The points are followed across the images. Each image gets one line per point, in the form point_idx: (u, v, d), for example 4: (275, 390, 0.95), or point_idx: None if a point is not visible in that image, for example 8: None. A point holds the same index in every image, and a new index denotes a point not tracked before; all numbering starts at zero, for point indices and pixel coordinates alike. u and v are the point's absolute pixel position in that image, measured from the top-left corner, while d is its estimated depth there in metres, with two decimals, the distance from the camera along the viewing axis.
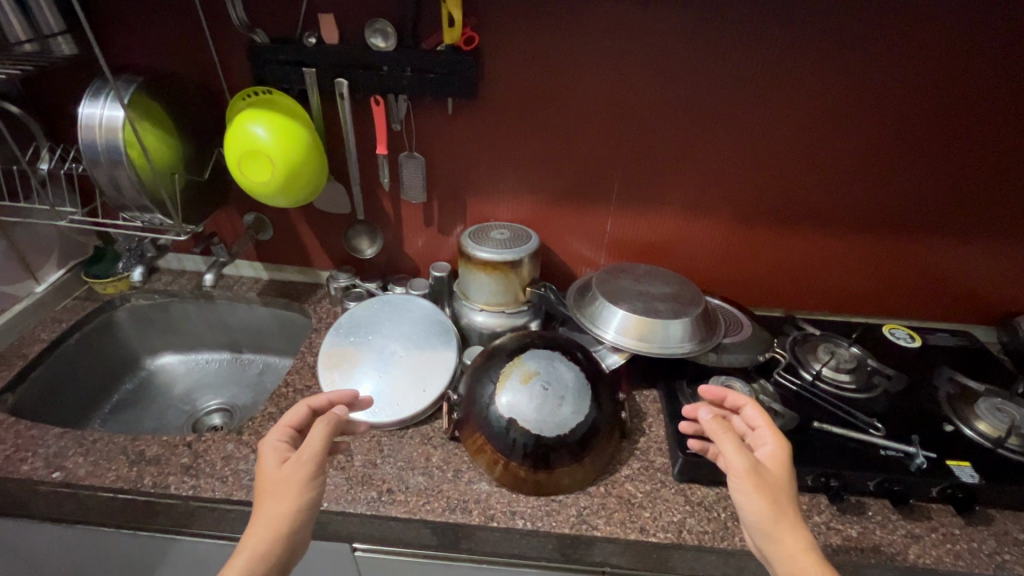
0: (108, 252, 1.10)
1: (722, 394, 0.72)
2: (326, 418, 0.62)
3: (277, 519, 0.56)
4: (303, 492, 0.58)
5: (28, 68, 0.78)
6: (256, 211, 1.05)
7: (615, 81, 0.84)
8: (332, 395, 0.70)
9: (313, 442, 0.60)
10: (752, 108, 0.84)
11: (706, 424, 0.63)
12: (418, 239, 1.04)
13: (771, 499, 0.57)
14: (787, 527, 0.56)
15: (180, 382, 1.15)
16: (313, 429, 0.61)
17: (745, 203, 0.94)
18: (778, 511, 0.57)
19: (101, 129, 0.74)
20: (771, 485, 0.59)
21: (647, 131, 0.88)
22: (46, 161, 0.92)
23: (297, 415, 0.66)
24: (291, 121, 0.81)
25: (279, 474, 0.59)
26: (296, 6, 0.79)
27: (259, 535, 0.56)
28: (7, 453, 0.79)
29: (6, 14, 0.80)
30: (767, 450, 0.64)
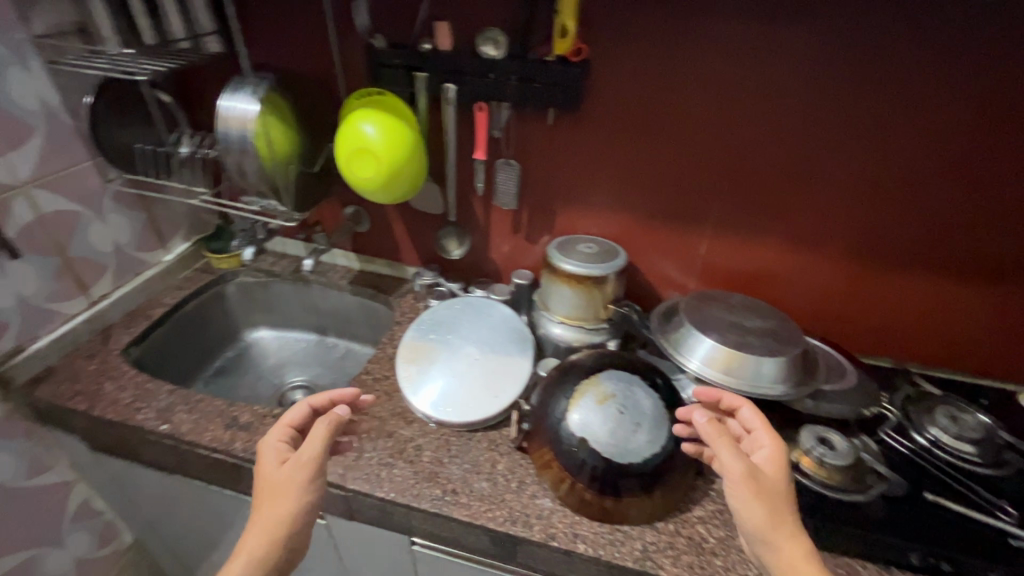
0: (226, 230, 1.21)
1: (717, 396, 0.73)
2: (326, 420, 0.66)
3: (277, 519, 0.60)
4: (302, 492, 0.62)
5: (183, 62, 0.89)
6: (356, 204, 1.11)
7: (713, 99, 0.80)
8: (333, 395, 0.73)
9: (313, 443, 0.65)
10: (864, 134, 0.77)
11: (700, 425, 0.63)
12: (504, 245, 1.05)
13: (771, 507, 0.57)
14: (785, 531, 0.56)
15: (272, 356, 1.25)
16: (315, 431, 0.65)
17: (853, 238, 0.86)
18: (776, 513, 0.57)
19: (236, 122, 0.80)
20: (768, 488, 0.59)
21: (743, 151, 0.83)
22: (186, 145, 1.03)
23: (299, 416, 0.70)
24: (398, 121, 0.85)
25: (279, 474, 0.63)
26: (415, 12, 0.82)
27: (258, 535, 0.59)
28: (127, 401, 0.88)
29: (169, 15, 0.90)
30: (765, 453, 0.64)
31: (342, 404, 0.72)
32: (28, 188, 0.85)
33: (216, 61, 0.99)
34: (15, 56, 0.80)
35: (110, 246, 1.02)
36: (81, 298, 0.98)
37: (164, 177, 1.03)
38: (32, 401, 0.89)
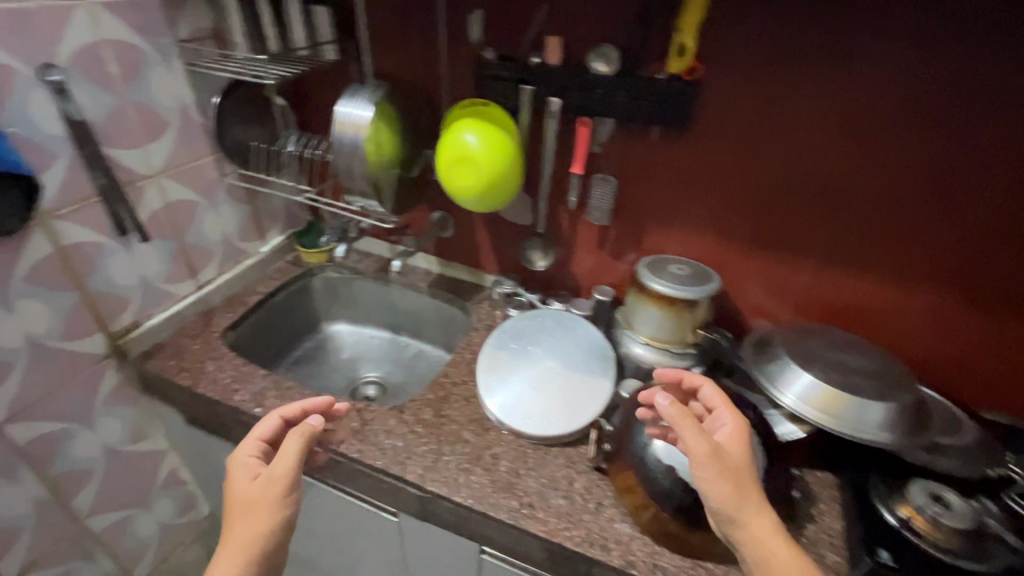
0: (317, 226, 1.27)
1: (679, 376, 0.77)
2: (298, 432, 0.70)
3: (253, 536, 0.64)
4: (278, 506, 0.66)
5: (303, 70, 0.93)
6: (443, 211, 1.13)
7: (793, 120, 0.77)
8: (305, 406, 0.77)
9: (286, 456, 0.69)
10: (987, 159, 0.70)
11: (665, 410, 0.64)
12: (588, 261, 1.04)
13: (735, 482, 0.61)
14: (751, 508, 0.60)
15: (347, 350, 1.29)
16: (287, 444, 0.69)
17: (969, 274, 0.77)
18: (738, 489, 0.61)
19: (350, 125, 0.82)
20: (732, 466, 0.62)
21: (821, 175, 0.80)
22: (292, 144, 1.09)
23: (269, 428, 0.75)
24: (501, 132, 0.86)
25: (256, 490, 0.67)
26: (528, 27, 0.84)
27: (237, 550, 0.63)
28: (226, 381, 0.93)
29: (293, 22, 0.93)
30: (726, 430, 0.67)
31: (315, 413, 0.75)
32: (158, 176, 0.93)
33: (331, 67, 1.02)
34: (161, 58, 0.88)
35: (219, 235, 1.09)
36: (190, 281, 1.06)
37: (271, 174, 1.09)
38: (141, 372, 0.96)
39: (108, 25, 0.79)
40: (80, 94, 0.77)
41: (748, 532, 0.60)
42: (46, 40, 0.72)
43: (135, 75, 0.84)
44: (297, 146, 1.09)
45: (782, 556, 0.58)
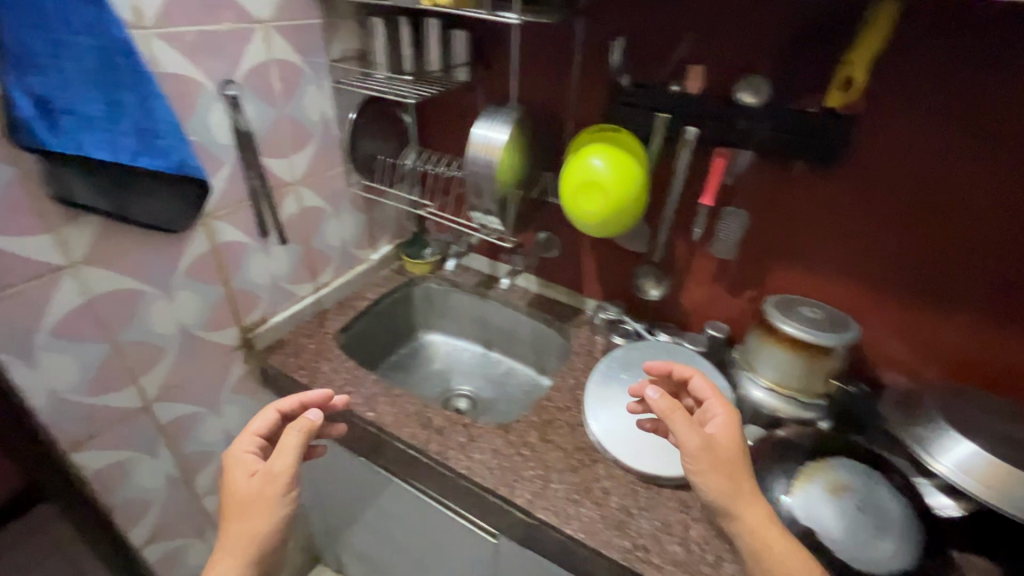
0: (421, 238, 1.30)
1: (668, 368, 0.76)
2: (296, 428, 0.69)
3: (251, 534, 0.64)
4: (275, 506, 0.66)
5: (438, 92, 0.95)
6: (548, 231, 1.11)
7: (948, 164, 0.70)
8: (302, 399, 0.77)
9: (285, 454, 0.67)
10: None
11: (656, 403, 0.65)
12: (703, 294, 1.00)
13: (728, 475, 0.62)
14: (746, 501, 0.62)
15: (439, 360, 1.31)
16: (286, 441, 0.68)
17: None
18: (729, 479, 0.62)
19: (485, 147, 0.84)
20: (720, 458, 0.63)
21: (918, 210, 0.75)
22: (411, 157, 1.13)
23: (266, 421, 0.74)
24: (631, 159, 0.85)
25: (252, 489, 0.66)
26: (670, 55, 0.82)
27: (236, 549, 0.64)
28: (340, 383, 0.97)
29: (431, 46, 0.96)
30: (717, 421, 0.67)
31: (310, 406, 0.75)
32: (298, 185, 0.99)
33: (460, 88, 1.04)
34: (314, 77, 0.94)
35: (339, 242, 1.15)
36: (309, 283, 1.10)
37: (385, 184, 1.13)
38: (264, 365, 1.01)
39: (278, 47, 0.85)
40: (249, 108, 0.84)
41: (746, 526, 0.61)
42: (230, 60, 0.79)
43: (292, 92, 0.91)
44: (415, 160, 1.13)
45: (778, 547, 0.60)
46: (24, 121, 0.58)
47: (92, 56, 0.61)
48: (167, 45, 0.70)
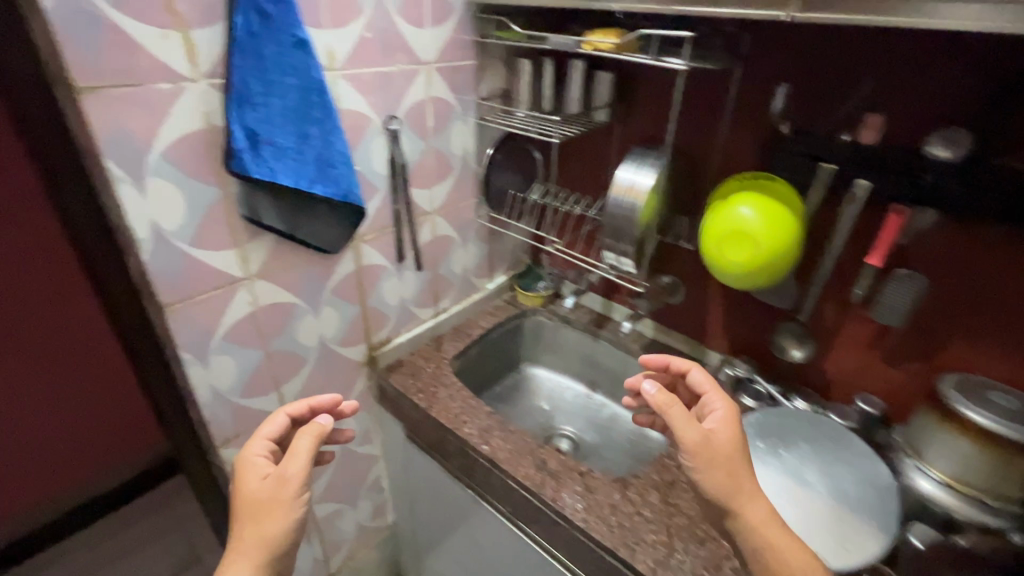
0: (536, 271, 1.30)
1: (667, 362, 0.77)
2: (310, 432, 0.69)
3: (265, 537, 0.63)
4: (289, 510, 0.65)
5: (579, 130, 0.93)
6: (675, 276, 1.05)
7: None
8: (311, 403, 0.76)
9: (299, 457, 0.67)
10: None
11: (658, 398, 0.66)
12: (855, 363, 0.89)
13: (728, 471, 0.63)
14: (747, 499, 0.62)
15: (543, 396, 1.28)
16: (301, 443, 0.68)
17: None
18: (727, 472, 0.63)
19: (628, 190, 0.82)
20: (717, 452, 0.64)
21: None
22: (536, 191, 1.13)
23: (277, 426, 0.73)
24: (785, 210, 0.79)
25: (265, 492, 0.65)
26: (843, 104, 0.76)
27: (249, 552, 0.62)
28: (456, 410, 0.97)
29: (573, 86, 0.95)
30: (717, 414, 0.68)
31: (318, 409, 0.75)
32: (434, 215, 1.03)
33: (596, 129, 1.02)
34: (462, 113, 0.98)
35: (461, 270, 1.17)
36: (431, 307, 1.13)
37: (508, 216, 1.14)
38: (384, 384, 1.05)
39: (436, 85, 0.90)
40: (405, 141, 0.89)
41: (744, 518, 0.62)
42: (394, 98, 0.84)
43: (442, 127, 0.95)
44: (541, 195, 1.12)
45: (780, 545, 0.61)
46: (236, 151, 0.64)
47: (294, 94, 0.67)
48: (347, 83, 0.76)
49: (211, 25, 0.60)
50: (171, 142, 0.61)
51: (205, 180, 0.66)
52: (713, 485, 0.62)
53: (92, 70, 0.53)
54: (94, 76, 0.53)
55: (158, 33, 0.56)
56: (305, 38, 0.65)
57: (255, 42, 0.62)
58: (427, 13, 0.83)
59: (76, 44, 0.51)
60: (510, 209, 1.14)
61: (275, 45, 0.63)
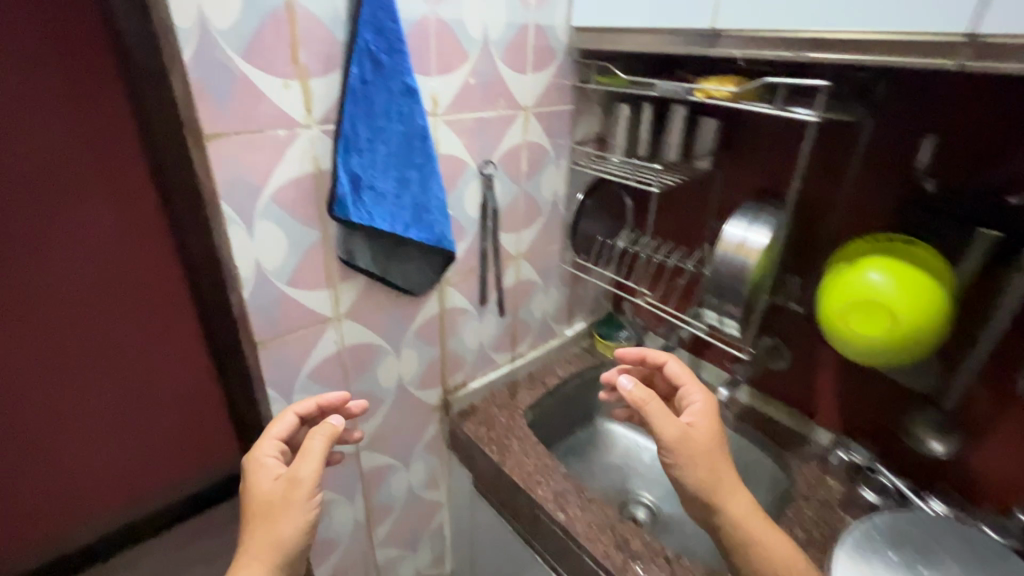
0: (616, 319, 1.22)
1: (643, 356, 0.81)
2: (319, 435, 0.67)
3: (280, 538, 0.62)
4: (298, 514, 0.63)
5: (680, 179, 0.87)
6: (778, 339, 0.93)
7: None
8: (318, 402, 0.73)
9: (311, 458, 0.66)
10: None
11: (637, 397, 0.70)
12: (1014, 466, 0.74)
13: (708, 465, 0.67)
14: (726, 491, 0.67)
15: (618, 454, 1.19)
16: (309, 447, 0.66)
17: None
18: (709, 468, 0.67)
19: (738, 247, 0.75)
20: (698, 446, 0.68)
21: None
22: (622, 241, 1.06)
23: (287, 425, 0.71)
24: (926, 275, 0.67)
25: (278, 494, 0.64)
26: (1008, 162, 0.65)
27: (263, 552, 0.62)
28: (530, 468, 0.91)
29: (674, 134, 0.90)
30: (696, 406, 0.73)
31: (326, 408, 0.72)
32: (519, 258, 1.00)
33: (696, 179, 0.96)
34: (556, 157, 0.95)
35: (541, 316, 1.13)
36: (507, 351, 1.09)
37: (591, 262, 1.07)
38: (456, 430, 1.01)
39: (533, 130, 0.88)
40: (498, 186, 0.88)
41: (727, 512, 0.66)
42: (492, 143, 0.83)
43: (534, 171, 0.92)
44: (629, 244, 1.05)
45: (761, 538, 0.66)
46: (340, 195, 0.64)
47: (398, 140, 0.66)
48: (448, 129, 0.76)
49: (328, 74, 0.61)
50: (281, 186, 0.62)
51: (308, 221, 0.66)
52: (698, 482, 0.66)
53: (219, 119, 0.55)
54: (220, 123, 0.55)
55: (281, 83, 0.58)
56: (414, 85, 0.64)
57: (367, 91, 0.62)
58: (530, 60, 0.82)
59: (207, 95, 0.54)
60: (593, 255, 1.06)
61: (386, 93, 0.63)
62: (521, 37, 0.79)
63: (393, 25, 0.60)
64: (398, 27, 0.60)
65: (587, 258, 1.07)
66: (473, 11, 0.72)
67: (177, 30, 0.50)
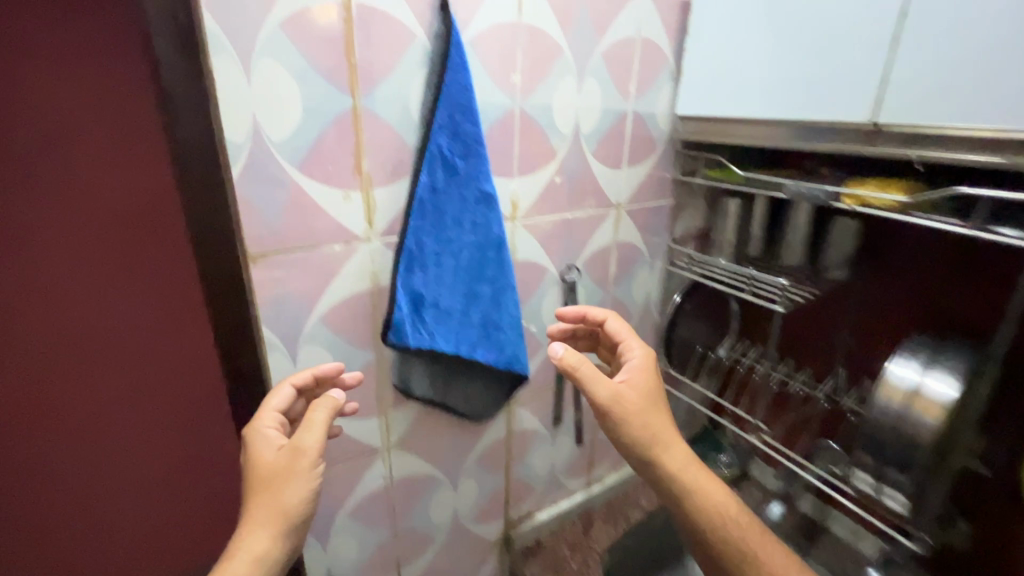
0: (712, 435, 0.98)
1: (580, 312, 0.63)
2: (322, 406, 0.49)
3: (274, 517, 0.45)
4: (297, 488, 0.46)
5: (811, 294, 0.70)
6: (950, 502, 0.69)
7: None
8: (320, 370, 0.52)
9: (309, 429, 0.48)
10: None
11: (566, 360, 0.55)
12: None
13: (648, 428, 0.53)
14: (676, 454, 0.53)
15: None
16: (310, 418, 0.48)
17: None
18: (644, 426, 0.53)
19: (908, 397, 0.56)
20: (631, 405, 0.54)
21: None
22: (725, 349, 0.89)
23: (282, 401, 0.51)
24: None
25: (275, 470, 0.47)
26: None
27: (250, 536, 0.44)
28: None
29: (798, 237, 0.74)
30: (634, 359, 0.58)
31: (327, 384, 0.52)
32: None
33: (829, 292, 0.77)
34: (651, 258, 0.82)
35: None
36: (582, 477, 0.92)
37: (686, 375, 0.90)
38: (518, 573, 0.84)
39: (626, 229, 0.76)
40: (582, 293, 0.75)
41: (669, 475, 0.52)
42: (577, 246, 0.71)
43: (625, 275, 0.79)
44: (733, 356, 0.88)
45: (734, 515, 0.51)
46: (397, 319, 0.54)
47: (468, 253, 0.56)
48: (528, 233, 0.65)
49: (395, 183, 0.53)
50: (332, 306, 0.54)
51: (361, 343, 0.57)
52: (632, 442, 0.53)
53: (266, 238, 0.48)
54: (268, 243, 0.48)
55: (341, 195, 0.50)
56: (491, 191, 0.55)
57: (436, 200, 0.53)
58: (626, 152, 0.71)
59: (255, 213, 0.46)
60: (690, 368, 0.90)
61: (458, 202, 0.54)
62: (617, 129, 0.69)
63: (471, 127, 0.51)
64: (478, 130, 0.52)
65: (682, 370, 0.90)
66: (566, 104, 0.62)
67: (228, 145, 0.44)
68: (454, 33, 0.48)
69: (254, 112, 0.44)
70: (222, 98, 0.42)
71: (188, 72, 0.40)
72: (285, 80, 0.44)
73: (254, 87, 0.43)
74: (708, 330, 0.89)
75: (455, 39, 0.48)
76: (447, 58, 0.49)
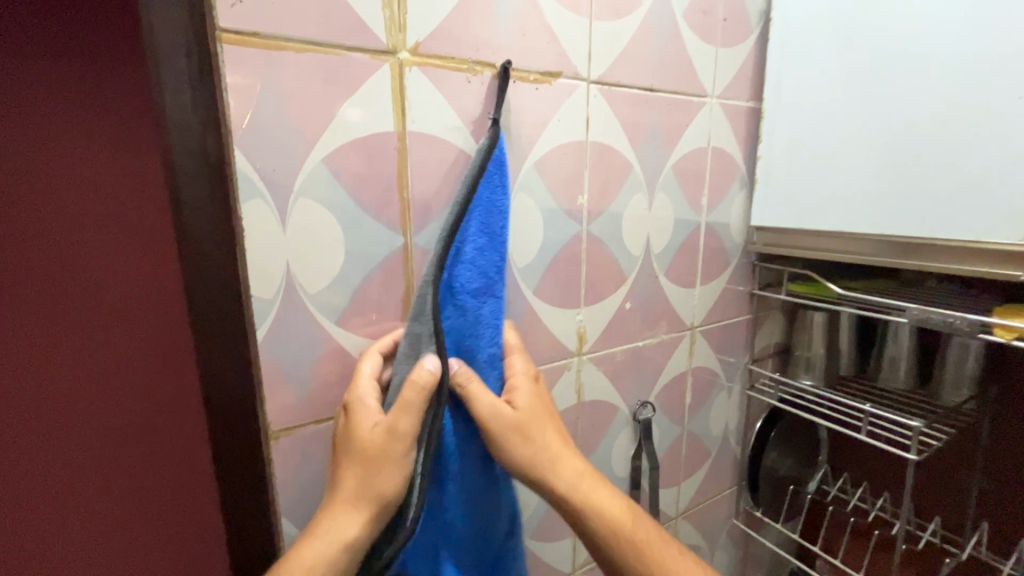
0: None
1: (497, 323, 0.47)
2: (418, 382, 0.35)
3: (365, 503, 0.34)
4: (393, 478, 0.34)
5: (942, 434, 0.57)
6: None
7: None
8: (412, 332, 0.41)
9: (405, 406, 0.35)
10: None
11: (457, 379, 0.38)
12: None
13: (541, 462, 0.38)
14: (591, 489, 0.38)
15: None
16: (403, 398, 0.35)
17: None
18: (535, 446, 0.38)
19: None
20: (522, 422, 0.38)
21: None
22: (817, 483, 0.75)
23: (374, 369, 0.38)
24: None
25: (367, 454, 0.34)
26: None
27: (338, 525, 0.33)
28: None
29: (906, 363, 0.63)
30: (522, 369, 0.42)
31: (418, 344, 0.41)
32: (679, 520, 0.69)
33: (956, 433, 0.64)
34: (728, 381, 0.70)
35: None
36: None
37: (776, 519, 0.75)
38: None
39: (700, 352, 0.66)
40: (656, 430, 0.63)
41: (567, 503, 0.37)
42: (649, 378, 0.60)
43: (701, 404, 0.68)
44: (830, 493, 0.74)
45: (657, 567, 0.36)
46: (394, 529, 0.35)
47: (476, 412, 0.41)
48: (596, 368, 0.55)
49: None
50: None
51: None
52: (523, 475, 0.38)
53: (291, 407, 0.38)
54: (293, 413, 0.38)
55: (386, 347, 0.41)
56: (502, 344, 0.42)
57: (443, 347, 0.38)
58: (700, 267, 0.62)
59: (280, 379, 0.37)
60: (781, 510, 0.75)
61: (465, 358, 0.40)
62: (691, 242, 0.60)
63: (494, 259, 0.39)
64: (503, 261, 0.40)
65: (771, 513, 0.75)
66: (636, 221, 0.54)
67: (254, 300, 0.35)
68: (499, 149, 0.39)
69: (289, 261, 0.36)
70: (251, 249, 0.35)
71: (206, 220, 0.33)
72: (327, 221, 0.37)
73: (290, 235, 0.36)
74: (796, 462, 0.75)
75: (498, 157, 0.39)
76: (484, 172, 0.38)
